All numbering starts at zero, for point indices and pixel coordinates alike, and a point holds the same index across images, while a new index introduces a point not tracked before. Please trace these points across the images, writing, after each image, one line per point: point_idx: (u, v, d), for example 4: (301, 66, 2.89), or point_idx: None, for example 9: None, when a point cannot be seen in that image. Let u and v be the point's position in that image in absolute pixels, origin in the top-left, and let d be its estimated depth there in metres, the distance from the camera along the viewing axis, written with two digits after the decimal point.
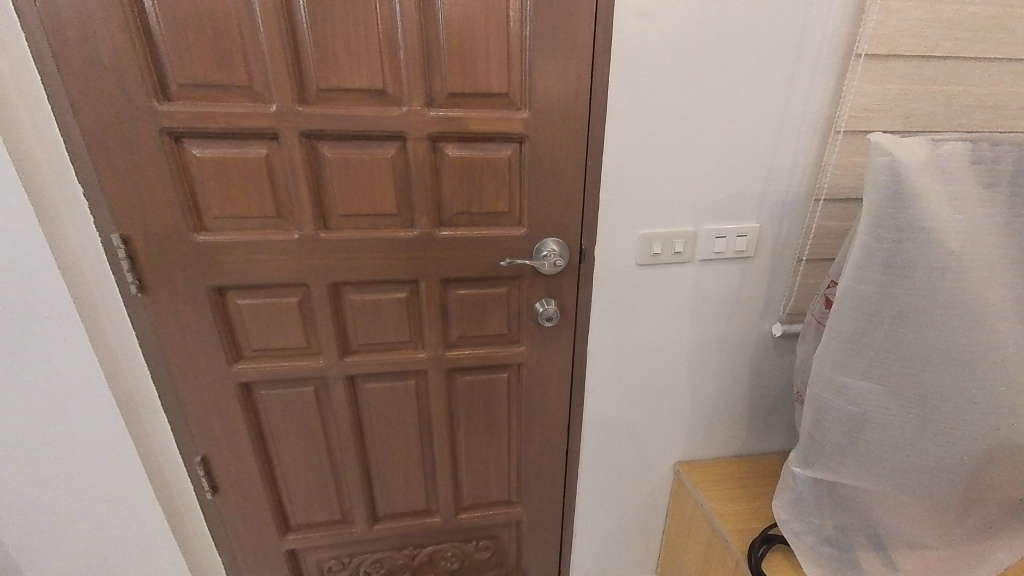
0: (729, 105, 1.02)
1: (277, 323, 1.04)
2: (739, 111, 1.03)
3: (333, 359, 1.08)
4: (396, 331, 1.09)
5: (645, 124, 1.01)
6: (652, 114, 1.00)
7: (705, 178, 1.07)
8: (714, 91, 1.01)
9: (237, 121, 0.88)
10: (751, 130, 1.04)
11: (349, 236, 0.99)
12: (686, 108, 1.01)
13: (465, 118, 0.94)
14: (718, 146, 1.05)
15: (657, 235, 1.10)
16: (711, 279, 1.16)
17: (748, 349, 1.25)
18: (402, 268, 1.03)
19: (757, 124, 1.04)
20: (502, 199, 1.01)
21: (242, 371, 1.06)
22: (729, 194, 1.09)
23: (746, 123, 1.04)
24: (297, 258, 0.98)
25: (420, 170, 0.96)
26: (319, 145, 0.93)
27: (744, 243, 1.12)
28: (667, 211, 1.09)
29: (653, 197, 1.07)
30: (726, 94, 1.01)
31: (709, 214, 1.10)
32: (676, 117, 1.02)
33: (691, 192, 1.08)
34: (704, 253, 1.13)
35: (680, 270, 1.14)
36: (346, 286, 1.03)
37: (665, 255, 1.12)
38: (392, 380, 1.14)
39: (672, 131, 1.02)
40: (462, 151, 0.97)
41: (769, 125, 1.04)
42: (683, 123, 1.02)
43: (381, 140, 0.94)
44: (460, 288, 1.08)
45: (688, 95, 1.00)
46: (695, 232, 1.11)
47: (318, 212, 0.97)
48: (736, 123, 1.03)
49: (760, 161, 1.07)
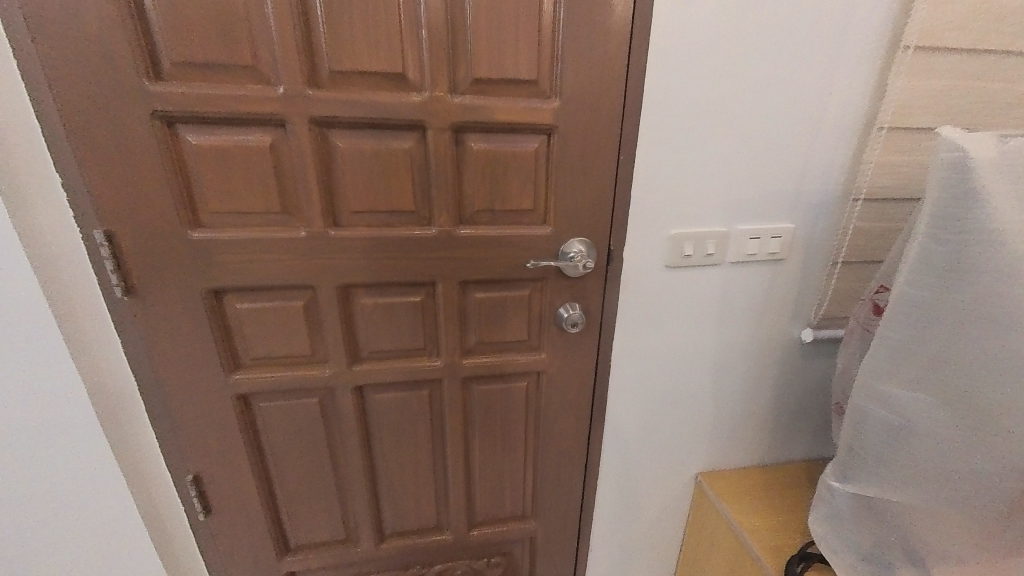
0: (768, 98, 0.96)
1: (281, 330, 0.95)
2: (777, 106, 0.97)
3: (341, 367, 0.99)
4: (410, 337, 1.01)
5: (680, 118, 0.95)
6: (688, 107, 0.94)
7: (740, 176, 1.01)
8: (753, 84, 0.95)
9: (239, 105, 0.79)
10: (788, 126, 0.99)
11: (362, 235, 0.90)
12: (722, 100, 0.95)
13: (491, 107, 0.86)
14: (755, 142, 0.99)
15: (687, 235, 1.03)
16: (741, 283, 1.11)
17: (775, 355, 1.21)
18: (419, 269, 0.95)
19: (795, 121, 0.99)
20: (528, 196, 0.94)
21: (240, 382, 0.97)
22: (765, 193, 1.03)
23: (784, 118, 0.98)
24: (304, 259, 0.90)
25: (441, 164, 0.88)
26: (330, 134, 0.84)
27: (777, 245, 1.07)
28: (700, 210, 1.03)
29: (684, 194, 1.01)
30: (765, 88, 0.96)
31: (742, 214, 1.04)
32: (712, 109, 0.96)
33: (726, 190, 1.02)
34: (736, 255, 1.07)
35: (709, 273, 1.09)
36: (356, 288, 0.95)
37: (696, 257, 1.06)
38: (404, 390, 1.06)
39: (708, 124, 0.96)
40: (486, 144, 0.89)
41: (807, 121, 0.99)
42: (718, 115, 0.96)
43: (398, 129, 0.86)
44: (480, 291, 1.00)
45: (726, 88, 0.94)
46: (727, 233, 1.05)
47: (326, 208, 0.88)
48: (774, 119, 0.98)
49: (797, 159, 1.02)
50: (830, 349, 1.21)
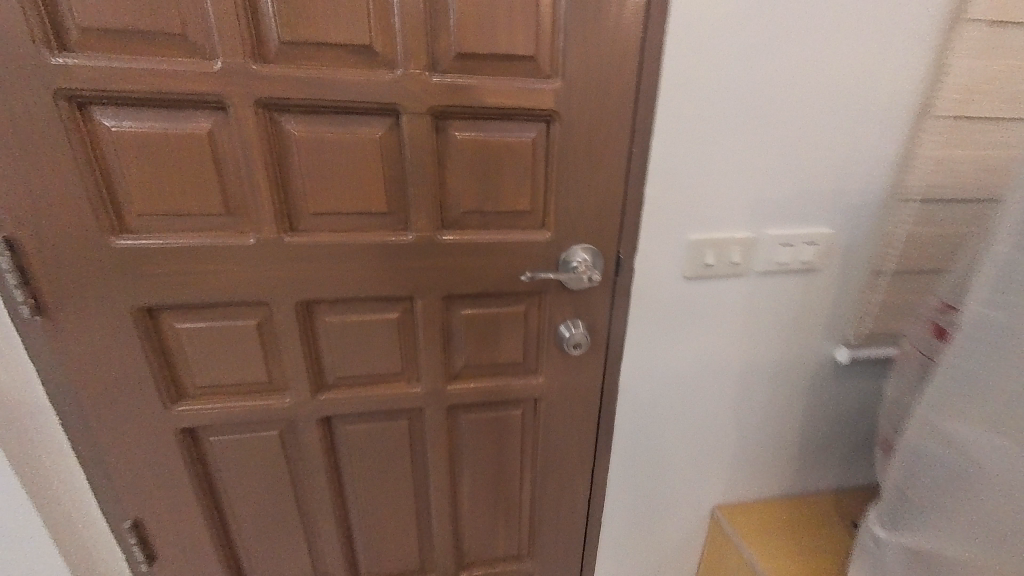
0: (809, 82, 0.82)
1: (231, 353, 0.80)
2: (818, 90, 0.83)
3: (305, 396, 0.85)
4: (385, 361, 0.86)
5: (707, 104, 0.81)
6: (717, 89, 0.80)
7: (772, 173, 0.87)
8: (794, 62, 0.80)
9: (166, 84, 0.64)
10: (831, 115, 0.85)
11: (325, 242, 0.76)
12: (756, 83, 0.81)
13: (479, 88, 0.71)
14: (792, 133, 0.85)
15: (709, 241, 0.89)
16: (769, 296, 0.97)
17: (805, 376, 1.07)
18: (394, 282, 0.80)
19: (839, 109, 0.84)
20: (523, 196, 0.79)
21: (184, 415, 0.82)
22: (801, 193, 0.89)
23: (827, 106, 0.84)
24: (255, 271, 0.75)
25: (419, 157, 0.74)
26: (282, 120, 0.69)
27: (811, 254, 0.93)
28: (725, 213, 0.88)
29: (708, 194, 0.86)
30: (806, 68, 0.81)
31: (773, 217, 0.90)
32: (743, 95, 0.81)
33: (756, 190, 0.87)
34: (765, 265, 0.92)
35: (734, 284, 0.94)
36: (320, 304, 0.80)
37: (719, 267, 0.91)
38: (379, 420, 0.91)
39: (737, 112, 0.82)
40: (473, 133, 0.75)
41: (853, 110, 0.85)
42: (750, 101, 0.82)
43: (366, 115, 0.71)
44: (467, 307, 0.85)
45: (762, 68, 0.80)
46: (755, 240, 0.90)
47: (281, 209, 0.73)
48: (815, 106, 0.84)
49: (839, 154, 0.88)
50: (867, 369, 1.07)
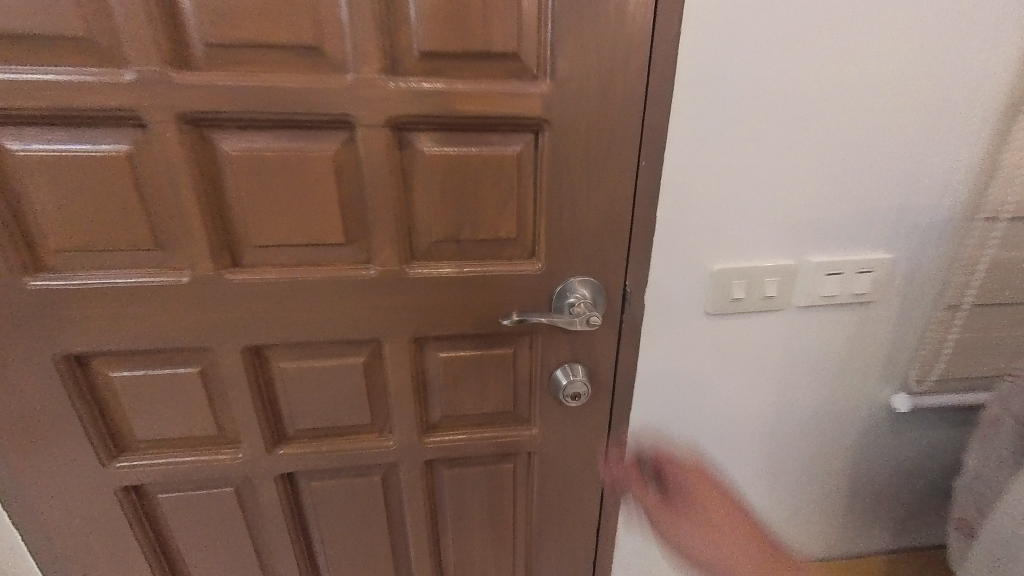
0: (863, 79, 0.68)
1: (174, 403, 0.70)
2: (878, 87, 0.68)
3: (260, 450, 0.74)
4: (352, 410, 0.75)
5: (739, 106, 0.67)
6: (750, 89, 0.66)
7: (817, 190, 0.72)
8: (851, 53, 0.66)
9: (70, 97, 0.53)
10: (889, 118, 0.70)
11: (273, 278, 0.64)
12: (801, 81, 0.67)
13: (449, 93, 0.58)
14: (841, 141, 0.70)
15: (736, 271, 0.74)
16: (811, 334, 0.81)
17: (853, 424, 0.90)
18: (357, 323, 0.68)
19: (900, 111, 0.70)
20: (507, 221, 0.66)
21: (125, 472, 0.72)
22: (850, 213, 0.74)
23: (889, 108, 0.69)
24: (194, 312, 0.64)
25: (379, 178, 0.61)
26: (213, 137, 0.57)
27: (865, 284, 0.78)
28: (758, 236, 0.73)
29: (736, 215, 0.72)
30: (865, 60, 0.67)
31: (818, 242, 0.74)
32: (778, 96, 0.67)
33: (796, 209, 0.72)
34: (807, 298, 0.77)
35: (767, 321, 0.79)
36: (272, 348, 0.69)
37: (748, 301, 0.76)
38: (348, 476, 0.79)
39: (771, 117, 0.68)
40: (444, 148, 0.62)
41: (918, 112, 0.70)
42: (786, 104, 0.68)
43: (313, 129, 0.59)
44: (444, 350, 0.73)
45: (810, 61, 0.66)
46: (795, 269, 0.75)
47: (219, 241, 0.62)
48: (870, 108, 0.69)
49: (899, 165, 0.73)
50: (926, 416, 0.91)
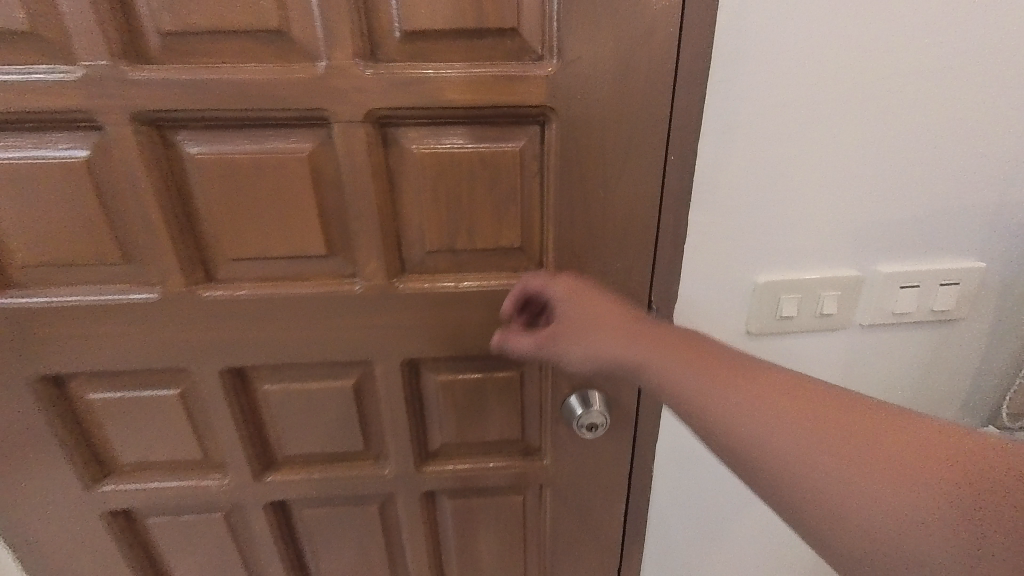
0: (954, 51, 0.55)
1: (155, 426, 0.65)
2: (972, 61, 0.56)
3: (247, 477, 0.69)
4: (344, 437, 0.68)
5: (795, 87, 0.55)
6: (809, 66, 0.54)
7: (891, 188, 0.60)
8: (940, 20, 0.54)
9: (20, 99, 0.48)
10: (984, 96, 0.57)
11: (249, 295, 0.58)
12: (875, 54, 0.55)
13: (437, 80, 0.50)
14: (920, 126, 0.58)
15: (787, 285, 0.63)
16: (877, 356, 0.69)
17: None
18: (343, 344, 0.61)
19: (997, 87, 0.57)
20: (509, 228, 0.57)
21: (112, 496, 0.68)
22: (930, 213, 0.62)
23: (986, 87, 0.56)
24: (169, 331, 0.59)
25: (361, 182, 0.54)
26: (177, 139, 0.51)
27: (949, 299, 0.65)
28: (814, 246, 0.62)
29: (786, 219, 0.60)
30: (958, 28, 0.54)
31: (889, 249, 0.63)
32: (841, 75, 0.55)
33: (863, 211, 0.61)
34: (871, 315, 0.66)
35: (824, 341, 0.68)
36: (255, 370, 0.63)
37: (800, 319, 0.65)
38: (343, 506, 0.73)
39: (831, 99, 0.56)
40: (434, 144, 0.53)
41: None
42: (851, 84, 0.55)
43: (284, 127, 0.51)
44: (443, 373, 0.65)
45: (887, 30, 0.54)
46: (860, 280, 0.64)
47: (190, 254, 0.56)
48: (961, 86, 0.56)
49: (995, 154, 0.59)
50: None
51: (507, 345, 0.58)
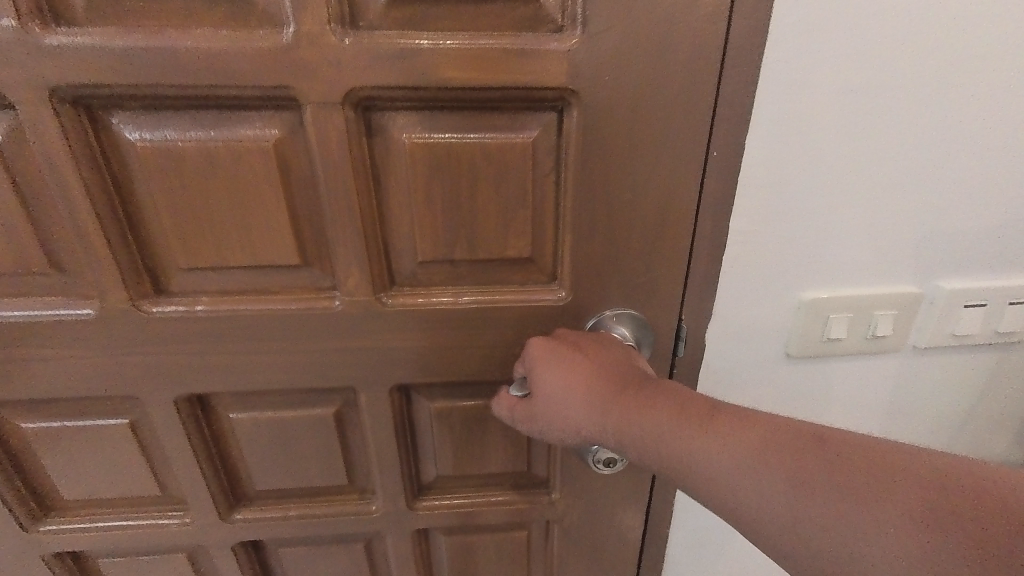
0: None
1: (102, 461, 0.56)
2: None
3: (212, 516, 0.60)
4: (323, 470, 0.59)
5: (863, 74, 0.47)
6: (882, 49, 0.46)
7: (959, 194, 0.52)
8: None
9: None
10: None
11: (206, 312, 0.49)
12: (959, 39, 0.46)
13: (433, 54, 0.40)
14: (999, 123, 0.50)
15: (838, 304, 0.56)
16: (928, 380, 0.62)
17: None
18: (322, 368, 0.52)
19: None
20: (518, 236, 0.48)
21: (54, 536, 0.59)
22: (999, 223, 0.54)
23: None
24: (112, 353, 0.50)
25: (340, 179, 0.44)
26: (112, 123, 0.42)
27: (1014, 319, 0.58)
28: (868, 259, 0.55)
29: (840, 229, 0.53)
30: None
31: (954, 264, 0.56)
32: (911, 61, 0.47)
33: (924, 220, 0.53)
34: (929, 337, 0.59)
35: (873, 365, 0.60)
36: (217, 397, 0.54)
37: (848, 341, 0.58)
38: (323, 545, 0.64)
39: (899, 90, 0.48)
40: (429, 134, 0.44)
41: None
42: (923, 73, 0.47)
43: (245, 108, 0.42)
44: (440, 401, 0.56)
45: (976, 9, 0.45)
46: (919, 298, 0.57)
47: (134, 263, 0.47)
48: None
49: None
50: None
51: (515, 390, 0.49)
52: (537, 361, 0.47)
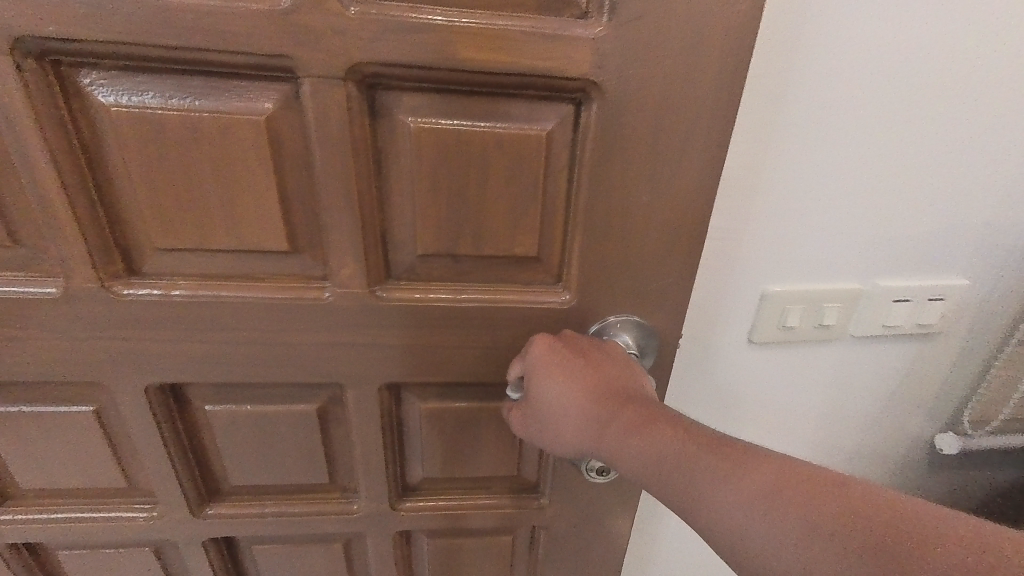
0: (996, 55, 0.49)
1: (64, 450, 0.52)
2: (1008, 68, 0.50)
3: (182, 511, 0.56)
4: (304, 466, 0.56)
5: (836, 76, 0.48)
6: (856, 54, 0.48)
7: (901, 197, 0.55)
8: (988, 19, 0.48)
9: None
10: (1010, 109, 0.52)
11: (183, 298, 0.45)
12: (918, 51, 0.48)
13: (447, 31, 0.37)
14: (946, 134, 0.53)
15: (795, 296, 0.58)
16: (863, 369, 0.66)
17: (904, 471, 0.77)
18: (306, 362, 0.49)
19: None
20: (526, 233, 0.45)
21: (9, 527, 0.55)
22: (937, 228, 0.58)
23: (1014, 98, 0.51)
24: (76, 336, 0.46)
25: (337, 161, 0.41)
26: (84, 83, 0.38)
27: (936, 315, 0.62)
28: (817, 254, 0.57)
29: (804, 225, 0.55)
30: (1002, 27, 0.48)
31: (893, 262, 0.58)
32: (877, 65, 0.48)
33: (874, 222, 0.56)
34: (866, 329, 0.62)
35: (820, 354, 0.63)
36: (192, 387, 0.50)
37: (800, 331, 0.60)
38: (301, 544, 0.61)
39: (859, 92, 0.49)
40: (437, 118, 0.40)
41: None
42: (884, 74, 0.49)
43: (235, 77, 0.38)
44: (431, 401, 0.54)
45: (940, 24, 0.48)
46: (860, 293, 0.59)
47: (105, 240, 0.43)
48: (995, 94, 0.51)
49: (1008, 169, 0.55)
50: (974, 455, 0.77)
51: (513, 391, 0.47)
52: (540, 361, 0.45)
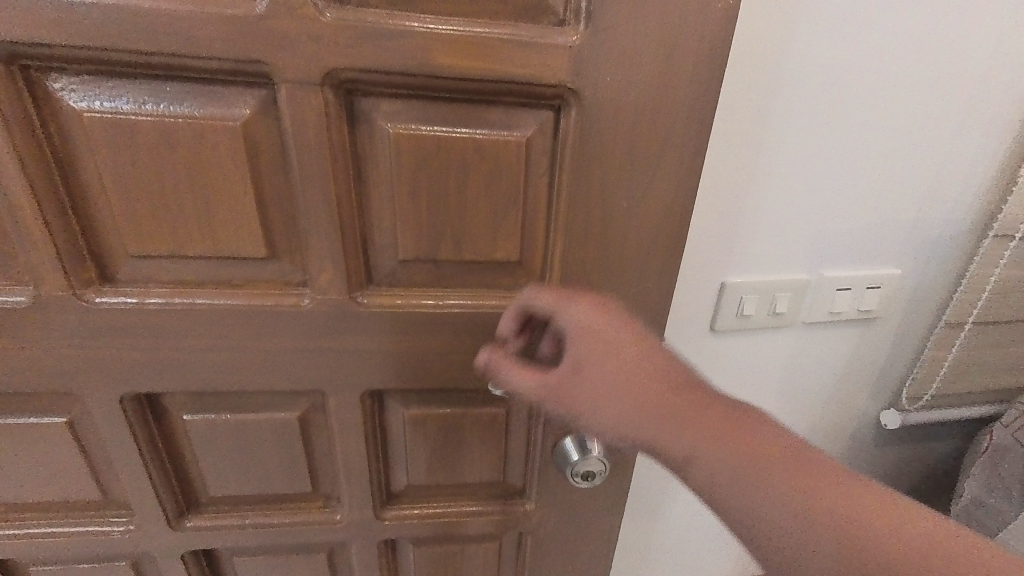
0: (918, 64, 0.54)
1: (35, 462, 0.51)
2: (927, 77, 0.54)
3: (160, 523, 0.55)
4: (285, 475, 0.55)
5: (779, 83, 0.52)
6: (798, 65, 0.51)
7: (841, 193, 0.59)
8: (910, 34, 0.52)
9: None
10: (931, 114, 0.57)
11: (159, 305, 0.44)
12: (851, 61, 0.52)
13: (424, 37, 0.37)
14: (879, 136, 0.57)
15: (750, 286, 0.61)
16: (815, 355, 0.69)
17: (860, 451, 0.81)
18: (285, 368, 0.48)
19: (944, 105, 0.56)
20: (507, 238, 0.45)
21: None
22: (872, 222, 0.62)
23: (934, 104, 0.56)
24: (47, 345, 0.44)
25: (316, 167, 0.41)
26: (54, 88, 0.37)
27: (875, 300, 0.66)
28: (767, 248, 0.60)
29: (756, 221, 0.58)
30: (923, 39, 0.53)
31: (836, 254, 0.62)
32: (817, 75, 0.52)
33: (818, 217, 0.60)
34: (814, 316, 0.65)
35: (773, 339, 0.67)
36: (169, 397, 0.49)
37: (755, 318, 0.64)
38: (283, 554, 0.60)
39: (802, 97, 0.53)
40: (416, 123, 0.40)
41: (959, 113, 0.57)
42: (823, 80, 0.53)
43: (210, 81, 0.38)
44: (414, 407, 0.53)
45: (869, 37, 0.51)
46: (807, 283, 0.63)
47: (76, 246, 0.42)
48: (917, 99, 0.55)
49: (932, 168, 0.60)
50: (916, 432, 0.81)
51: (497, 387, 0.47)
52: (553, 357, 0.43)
